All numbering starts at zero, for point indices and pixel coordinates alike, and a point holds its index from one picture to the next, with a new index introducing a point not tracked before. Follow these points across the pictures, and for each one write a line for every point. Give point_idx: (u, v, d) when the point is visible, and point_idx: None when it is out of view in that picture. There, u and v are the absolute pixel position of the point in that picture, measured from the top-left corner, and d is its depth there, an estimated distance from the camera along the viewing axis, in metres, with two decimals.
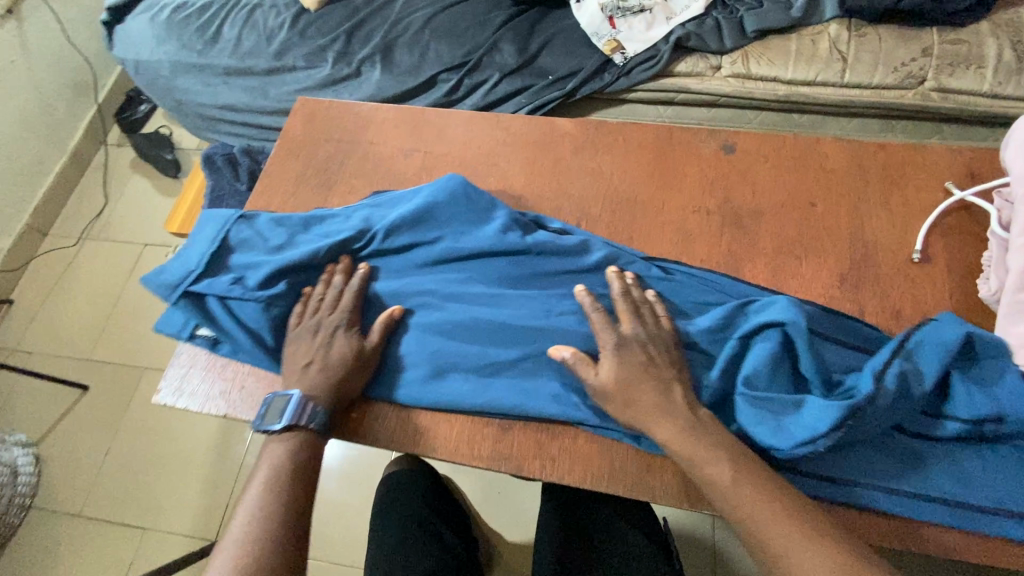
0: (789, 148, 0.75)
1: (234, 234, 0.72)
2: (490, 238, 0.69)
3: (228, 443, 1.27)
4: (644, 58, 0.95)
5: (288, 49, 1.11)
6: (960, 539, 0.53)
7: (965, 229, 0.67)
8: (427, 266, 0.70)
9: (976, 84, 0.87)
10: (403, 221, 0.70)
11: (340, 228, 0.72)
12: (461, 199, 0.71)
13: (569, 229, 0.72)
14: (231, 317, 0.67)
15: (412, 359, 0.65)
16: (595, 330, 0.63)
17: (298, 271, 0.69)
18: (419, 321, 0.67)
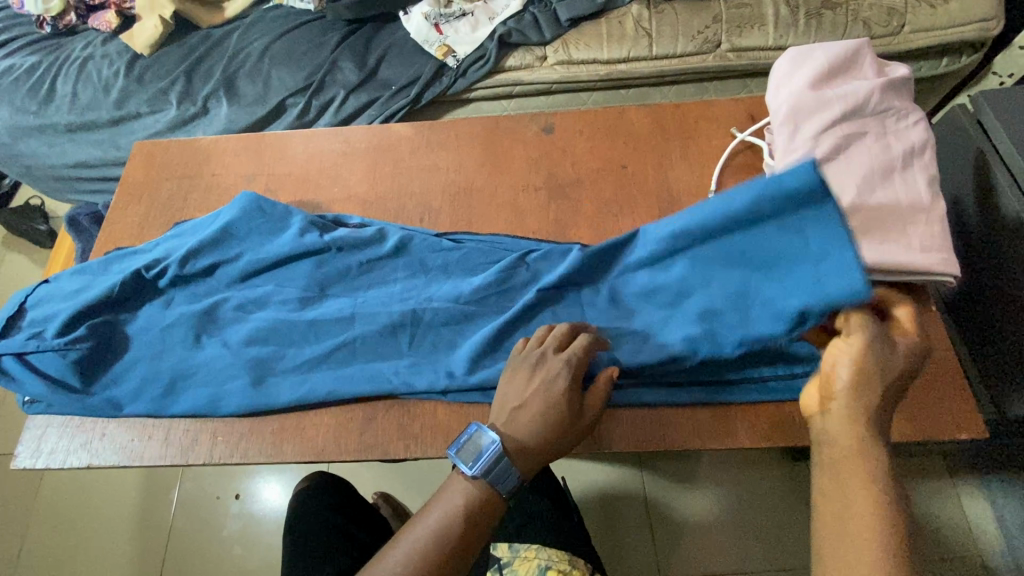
0: (601, 120, 0.83)
1: (34, 296, 0.73)
2: (286, 246, 0.73)
3: (152, 507, 1.24)
4: (475, 58, 1.02)
5: (128, 96, 1.10)
6: (725, 411, 0.63)
7: (750, 165, 0.76)
8: (236, 283, 0.73)
9: (761, 41, 0.99)
10: (202, 245, 0.73)
11: (137, 261, 0.73)
12: (254, 214, 0.75)
13: (369, 221, 0.77)
14: (32, 372, 0.67)
15: (229, 372, 0.68)
16: (397, 305, 0.70)
17: (101, 311, 0.71)
18: (230, 336, 0.70)
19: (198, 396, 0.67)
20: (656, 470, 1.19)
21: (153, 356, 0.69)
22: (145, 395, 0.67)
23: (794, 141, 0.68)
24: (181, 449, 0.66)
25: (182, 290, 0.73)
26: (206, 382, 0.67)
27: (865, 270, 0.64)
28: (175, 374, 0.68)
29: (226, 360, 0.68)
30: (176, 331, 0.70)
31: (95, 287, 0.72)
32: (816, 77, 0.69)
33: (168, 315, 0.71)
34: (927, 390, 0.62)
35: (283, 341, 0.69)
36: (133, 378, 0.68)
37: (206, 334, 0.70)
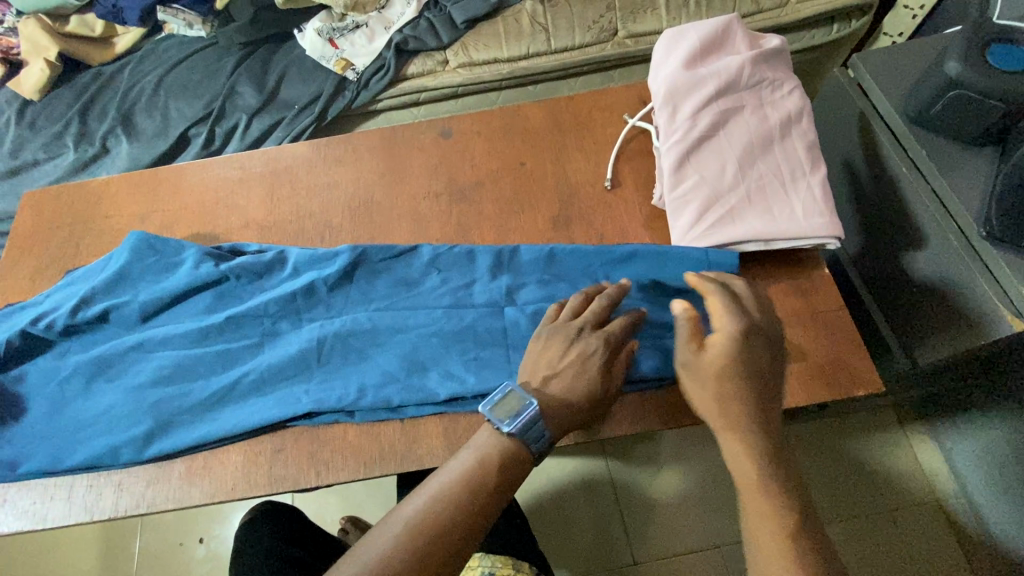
0: (497, 119, 0.83)
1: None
2: (180, 281, 0.70)
3: (112, 560, 1.31)
4: (375, 69, 1.01)
5: (23, 144, 1.06)
6: (638, 399, 0.63)
7: (643, 149, 0.77)
8: (132, 327, 0.70)
9: (655, 24, 1.00)
10: (93, 292, 0.70)
11: (25, 317, 0.70)
12: (146, 254, 0.73)
13: (267, 246, 0.75)
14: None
15: (128, 419, 0.65)
16: (304, 326, 0.69)
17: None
18: (127, 381, 0.67)
19: (95, 447, 0.63)
20: (622, 456, 1.19)
21: (48, 412, 0.66)
22: (40, 454, 0.64)
23: (675, 122, 0.68)
24: (85, 506, 0.63)
25: (76, 340, 0.70)
26: (105, 431, 0.65)
27: (755, 242, 0.65)
28: (72, 429, 0.65)
29: (124, 407, 0.65)
30: (72, 383, 0.67)
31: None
32: (690, 56, 0.69)
33: (64, 367, 0.68)
34: (824, 352, 0.63)
35: (185, 379, 0.67)
36: (28, 438, 0.65)
37: (103, 383, 0.67)
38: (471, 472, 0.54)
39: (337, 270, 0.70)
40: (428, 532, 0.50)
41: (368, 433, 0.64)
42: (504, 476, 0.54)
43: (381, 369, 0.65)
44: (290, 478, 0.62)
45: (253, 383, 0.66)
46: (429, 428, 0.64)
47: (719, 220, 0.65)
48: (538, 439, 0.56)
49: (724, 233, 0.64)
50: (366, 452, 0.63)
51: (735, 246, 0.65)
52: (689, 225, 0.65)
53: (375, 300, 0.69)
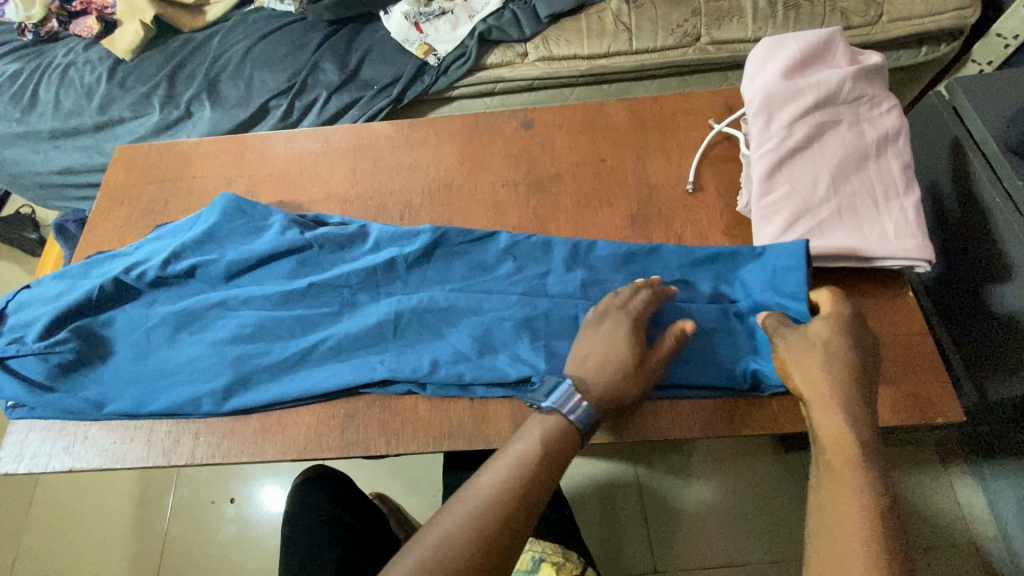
0: (579, 113, 0.83)
1: (14, 300, 0.74)
2: (267, 245, 0.73)
3: (148, 511, 1.36)
4: (456, 55, 1.02)
5: (111, 101, 1.11)
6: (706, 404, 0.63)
7: (727, 155, 0.77)
8: (216, 284, 0.73)
9: (740, 33, 0.99)
10: (183, 247, 0.73)
11: (117, 265, 0.73)
12: (235, 216, 0.75)
13: (349, 220, 0.77)
14: (12, 375, 0.68)
15: (210, 371, 0.67)
16: (382, 299, 0.70)
17: (82, 314, 0.71)
18: (211, 335, 0.69)
19: (179, 395, 0.66)
20: (651, 463, 1.19)
21: (134, 357, 0.69)
22: (126, 395, 0.67)
23: (768, 130, 0.68)
24: (163, 450, 0.66)
25: (163, 291, 0.72)
26: (187, 380, 0.67)
27: (841, 258, 0.64)
28: (157, 375, 0.68)
29: (207, 359, 0.68)
30: (158, 332, 0.70)
31: (76, 290, 0.72)
32: (789, 66, 0.69)
33: (151, 316, 0.71)
34: (902, 375, 0.62)
35: (265, 338, 0.69)
36: (115, 380, 0.68)
37: (187, 334, 0.70)
38: (517, 467, 0.54)
39: (418, 248, 0.71)
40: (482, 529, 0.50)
41: (437, 408, 0.65)
42: (552, 459, 0.55)
43: (458, 347, 0.66)
44: (361, 445, 0.64)
45: (331, 350, 0.68)
46: (495, 411, 0.65)
47: (806, 232, 0.64)
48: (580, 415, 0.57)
49: (811, 245, 0.64)
50: (434, 428, 0.64)
51: (819, 260, 0.65)
52: (776, 234, 0.65)
53: (451, 280, 0.71)
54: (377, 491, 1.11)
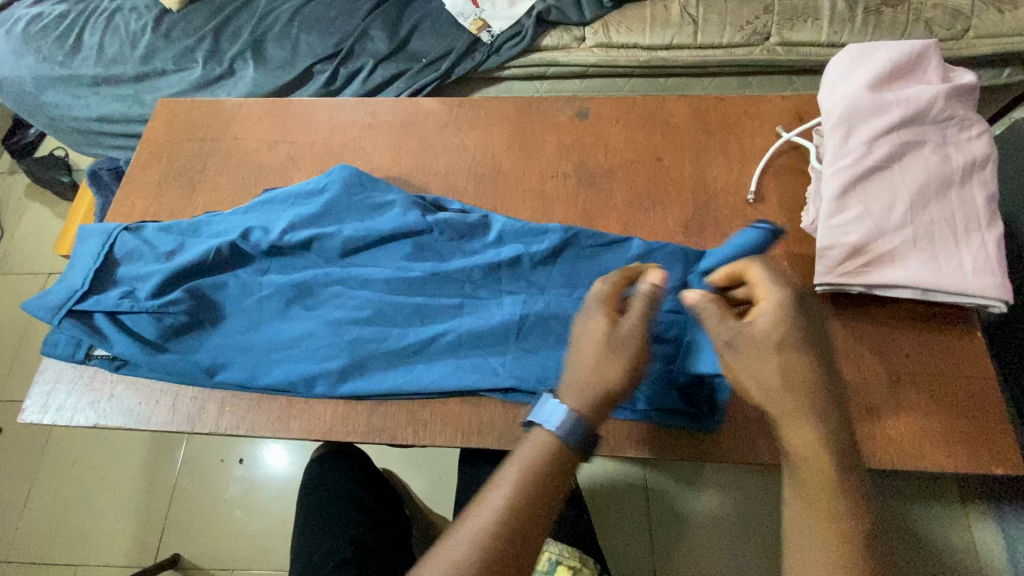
0: (638, 107, 0.78)
1: (119, 246, 0.70)
2: (389, 224, 0.69)
3: (158, 464, 1.38)
4: (511, 35, 0.98)
5: (155, 52, 1.09)
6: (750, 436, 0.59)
7: (794, 167, 0.72)
8: (331, 261, 0.69)
9: (813, 36, 0.93)
10: (298, 220, 0.70)
11: (231, 228, 0.70)
12: (358, 191, 0.72)
13: (469, 208, 0.73)
14: (124, 330, 0.66)
15: (323, 351, 0.65)
16: (507, 298, 0.66)
17: (195, 275, 0.68)
18: (326, 312, 0.66)
19: (288, 373, 0.64)
20: (660, 470, 1.16)
21: (245, 328, 0.66)
22: (237, 366, 0.64)
23: (846, 145, 0.63)
24: (187, 416, 0.65)
25: (278, 261, 0.69)
26: (295, 358, 0.65)
27: (910, 289, 0.61)
28: (267, 349, 0.65)
29: (321, 337, 0.65)
30: (271, 303, 0.67)
31: (190, 249, 0.69)
32: (876, 78, 0.64)
33: (263, 286, 0.68)
34: (962, 420, 0.59)
35: (382, 323, 0.66)
36: (226, 347, 0.65)
37: (300, 309, 0.67)
38: (527, 475, 0.48)
39: (547, 247, 0.66)
40: (497, 548, 0.45)
41: (469, 404, 0.63)
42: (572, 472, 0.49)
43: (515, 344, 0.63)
44: (387, 433, 0.62)
45: (365, 333, 0.65)
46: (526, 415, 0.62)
47: (877, 258, 0.60)
48: None
49: (881, 272, 0.60)
50: (463, 424, 0.62)
51: (886, 289, 0.61)
52: (844, 256, 0.61)
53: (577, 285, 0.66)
54: (383, 468, 1.11)
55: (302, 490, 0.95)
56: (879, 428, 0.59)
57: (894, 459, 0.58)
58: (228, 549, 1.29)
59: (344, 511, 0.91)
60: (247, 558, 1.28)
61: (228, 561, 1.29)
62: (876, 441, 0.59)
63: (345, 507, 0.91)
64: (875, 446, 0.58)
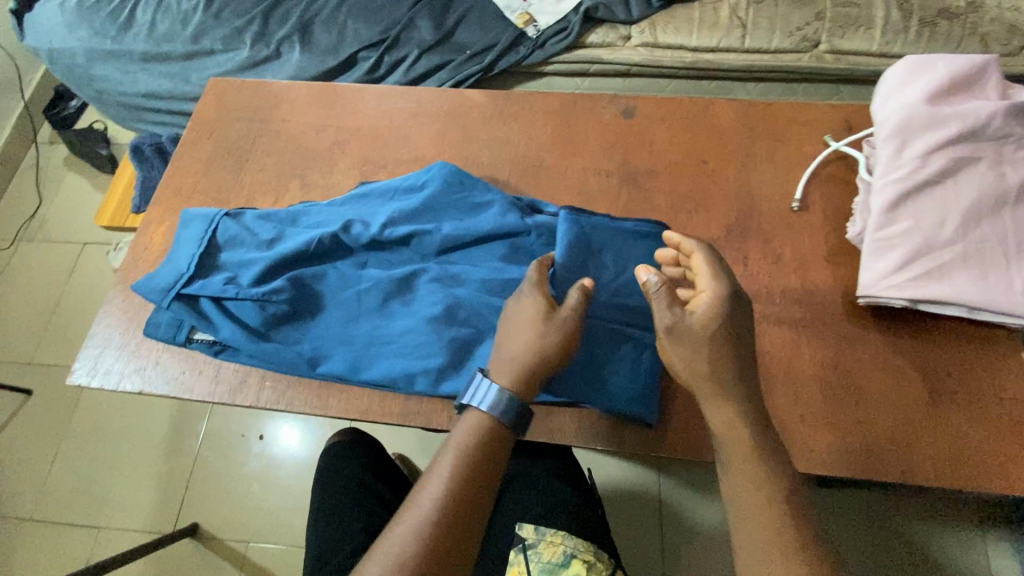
0: (684, 108, 0.78)
1: (221, 232, 0.71)
2: (487, 224, 0.68)
3: (181, 433, 1.42)
4: (557, 30, 0.99)
5: (205, 31, 1.12)
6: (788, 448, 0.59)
7: (840, 177, 0.72)
8: (428, 258, 0.69)
9: (864, 45, 0.92)
10: (398, 215, 0.70)
11: (330, 219, 0.71)
12: (455, 188, 0.71)
13: (568, 212, 0.72)
14: (229, 316, 0.66)
15: (421, 347, 0.64)
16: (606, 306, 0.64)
17: (299, 263, 0.69)
18: (423, 309, 0.66)
19: (391, 367, 0.63)
20: (675, 474, 1.16)
21: (345, 318, 0.67)
22: (338, 357, 0.65)
23: (898, 158, 0.63)
24: (229, 388, 0.66)
25: (376, 254, 0.70)
26: (397, 353, 0.64)
27: (957, 305, 0.60)
28: (368, 341, 0.65)
29: (422, 335, 0.64)
30: (369, 296, 0.67)
31: (291, 239, 0.69)
32: (933, 92, 0.63)
33: (362, 279, 0.68)
34: (1000, 441, 0.58)
35: (483, 323, 0.65)
36: (329, 338, 0.66)
37: (398, 305, 0.67)
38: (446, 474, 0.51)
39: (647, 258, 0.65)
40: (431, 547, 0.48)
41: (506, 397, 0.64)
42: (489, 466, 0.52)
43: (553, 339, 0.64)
44: (423, 417, 0.63)
45: (404, 317, 0.66)
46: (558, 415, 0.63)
47: (924, 273, 0.60)
48: (512, 417, 0.54)
49: (928, 287, 0.60)
50: None
51: (931, 305, 0.61)
52: (890, 270, 0.61)
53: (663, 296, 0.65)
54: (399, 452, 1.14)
55: (317, 480, 0.97)
56: (916, 443, 0.59)
57: (929, 474, 0.57)
58: (244, 522, 1.32)
59: (360, 499, 0.93)
60: (262, 533, 1.31)
61: (245, 531, 1.32)
62: (912, 456, 0.58)
63: (362, 495, 0.93)
64: (912, 460, 0.58)
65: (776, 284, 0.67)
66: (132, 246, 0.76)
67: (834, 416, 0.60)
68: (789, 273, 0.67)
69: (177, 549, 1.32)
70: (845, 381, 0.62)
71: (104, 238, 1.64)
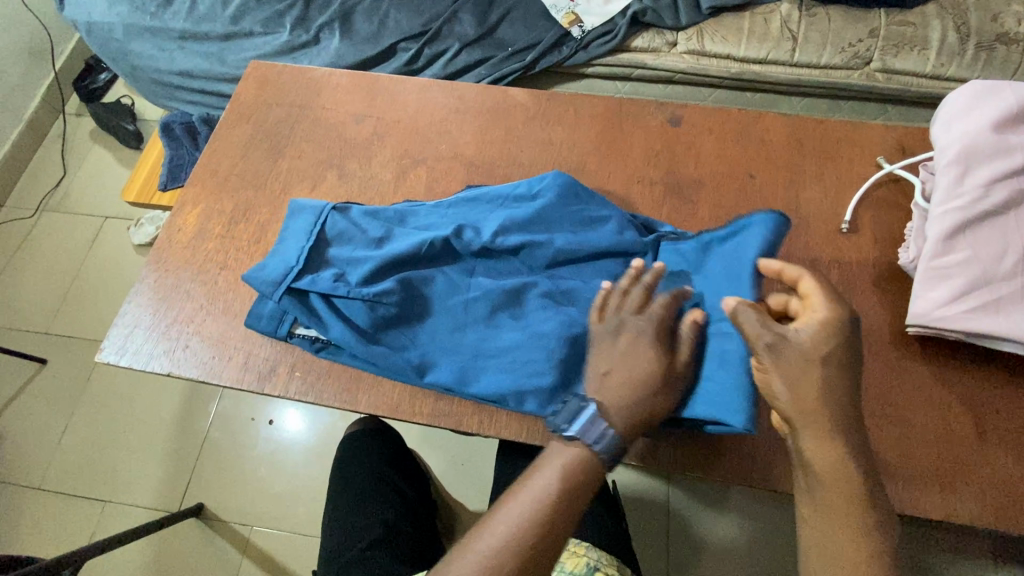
0: (733, 120, 0.76)
1: (329, 226, 0.68)
2: (607, 239, 0.65)
3: (192, 413, 1.41)
4: (602, 32, 0.97)
5: (245, 13, 1.11)
6: None
7: (892, 201, 0.70)
8: (536, 270, 0.66)
9: (918, 66, 0.90)
10: (511, 222, 0.66)
11: (443, 222, 0.68)
12: (571, 201, 0.68)
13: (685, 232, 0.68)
14: (338, 315, 0.64)
15: (534, 365, 0.60)
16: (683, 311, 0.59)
17: (407, 265, 0.66)
18: (535, 323, 0.62)
19: (498, 383, 0.60)
20: (684, 487, 1.14)
21: (455, 326, 0.63)
22: (446, 365, 0.62)
23: (959, 186, 0.61)
24: (258, 376, 0.66)
25: (485, 262, 0.66)
26: (507, 368, 0.61)
27: (1012, 342, 0.58)
28: (475, 352, 0.62)
29: (531, 351, 0.60)
30: (478, 306, 0.63)
31: (400, 239, 0.67)
32: (1000, 119, 0.61)
33: (470, 287, 0.65)
34: None
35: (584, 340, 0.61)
36: (435, 345, 0.63)
37: (508, 316, 0.63)
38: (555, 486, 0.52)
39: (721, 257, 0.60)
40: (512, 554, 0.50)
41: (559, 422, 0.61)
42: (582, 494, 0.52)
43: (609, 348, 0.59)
44: (453, 420, 0.62)
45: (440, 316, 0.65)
46: None
47: (980, 306, 0.58)
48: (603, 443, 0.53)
49: (983, 321, 0.58)
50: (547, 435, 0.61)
51: (984, 339, 0.59)
52: (944, 301, 0.59)
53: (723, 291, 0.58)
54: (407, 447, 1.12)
55: (335, 466, 0.96)
56: (961, 481, 0.57)
57: (974, 514, 0.56)
58: (250, 506, 1.32)
59: (380, 493, 0.92)
60: (267, 518, 1.31)
61: (249, 515, 1.32)
62: (958, 494, 0.56)
63: (382, 488, 0.93)
64: (957, 498, 0.56)
65: None
66: (166, 226, 0.75)
67: (877, 447, 0.59)
68: (836, 296, 0.65)
69: (182, 528, 1.32)
70: (890, 413, 0.60)
71: (127, 213, 1.65)
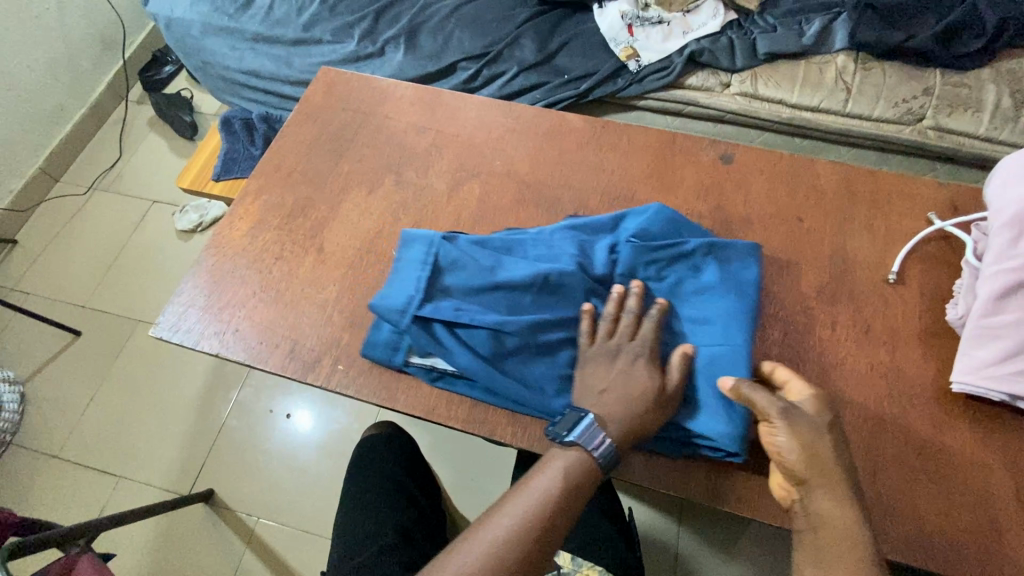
0: (785, 162, 0.78)
1: (442, 255, 0.66)
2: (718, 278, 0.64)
3: (213, 399, 1.44)
4: (657, 68, 1.00)
5: (317, 22, 1.17)
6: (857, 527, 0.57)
7: (941, 257, 0.70)
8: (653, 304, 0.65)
9: (971, 127, 0.91)
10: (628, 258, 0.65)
11: (556, 255, 0.67)
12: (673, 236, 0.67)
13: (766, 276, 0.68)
14: (460, 342, 0.63)
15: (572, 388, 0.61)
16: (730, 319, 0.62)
17: (521, 296, 0.64)
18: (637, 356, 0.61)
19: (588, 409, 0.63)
20: (698, 528, 1.12)
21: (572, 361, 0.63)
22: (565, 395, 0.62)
23: (1014, 247, 0.61)
24: (302, 365, 0.67)
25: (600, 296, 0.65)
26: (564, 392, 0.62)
27: None
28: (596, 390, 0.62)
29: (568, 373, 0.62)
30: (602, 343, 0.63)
31: (513, 269, 0.65)
32: None
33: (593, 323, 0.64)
34: None
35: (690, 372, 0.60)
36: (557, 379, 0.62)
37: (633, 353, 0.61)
38: (522, 512, 0.54)
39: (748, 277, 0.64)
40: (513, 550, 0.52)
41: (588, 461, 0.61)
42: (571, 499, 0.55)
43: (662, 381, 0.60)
44: (489, 429, 0.63)
45: None
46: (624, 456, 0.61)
47: None
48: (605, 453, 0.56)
49: None
50: None
51: None
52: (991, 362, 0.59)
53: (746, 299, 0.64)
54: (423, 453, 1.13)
55: (349, 474, 0.96)
56: (998, 546, 0.55)
57: None
58: (259, 498, 1.33)
59: (392, 497, 0.92)
60: (273, 513, 1.32)
61: (256, 506, 1.32)
62: (994, 559, 0.55)
63: (393, 492, 0.93)
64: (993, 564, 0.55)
65: (863, 356, 0.65)
66: (227, 215, 0.78)
67: (912, 501, 0.58)
68: (880, 347, 0.65)
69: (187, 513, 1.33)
70: (929, 469, 0.59)
71: (174, 199, 1.71)
